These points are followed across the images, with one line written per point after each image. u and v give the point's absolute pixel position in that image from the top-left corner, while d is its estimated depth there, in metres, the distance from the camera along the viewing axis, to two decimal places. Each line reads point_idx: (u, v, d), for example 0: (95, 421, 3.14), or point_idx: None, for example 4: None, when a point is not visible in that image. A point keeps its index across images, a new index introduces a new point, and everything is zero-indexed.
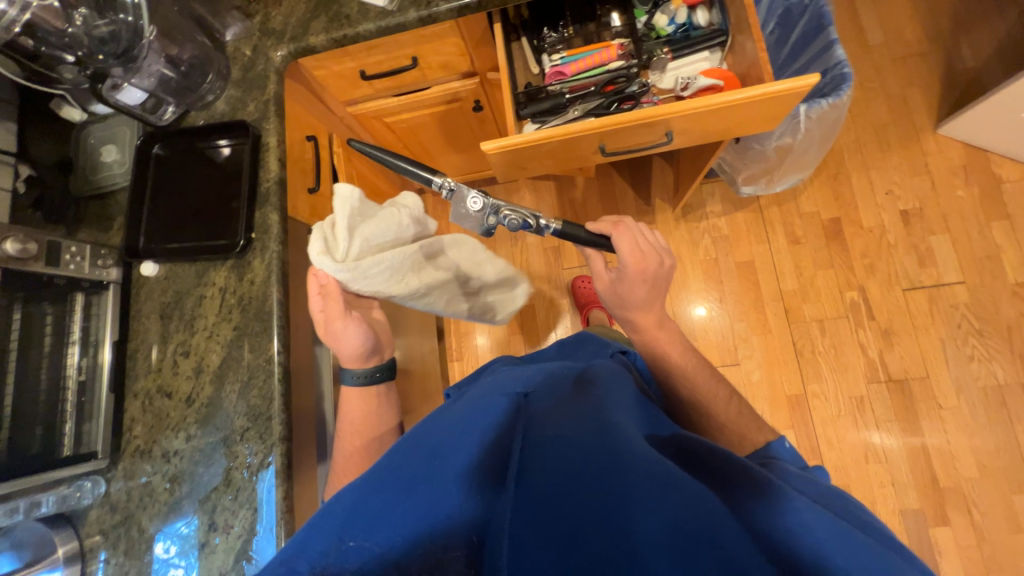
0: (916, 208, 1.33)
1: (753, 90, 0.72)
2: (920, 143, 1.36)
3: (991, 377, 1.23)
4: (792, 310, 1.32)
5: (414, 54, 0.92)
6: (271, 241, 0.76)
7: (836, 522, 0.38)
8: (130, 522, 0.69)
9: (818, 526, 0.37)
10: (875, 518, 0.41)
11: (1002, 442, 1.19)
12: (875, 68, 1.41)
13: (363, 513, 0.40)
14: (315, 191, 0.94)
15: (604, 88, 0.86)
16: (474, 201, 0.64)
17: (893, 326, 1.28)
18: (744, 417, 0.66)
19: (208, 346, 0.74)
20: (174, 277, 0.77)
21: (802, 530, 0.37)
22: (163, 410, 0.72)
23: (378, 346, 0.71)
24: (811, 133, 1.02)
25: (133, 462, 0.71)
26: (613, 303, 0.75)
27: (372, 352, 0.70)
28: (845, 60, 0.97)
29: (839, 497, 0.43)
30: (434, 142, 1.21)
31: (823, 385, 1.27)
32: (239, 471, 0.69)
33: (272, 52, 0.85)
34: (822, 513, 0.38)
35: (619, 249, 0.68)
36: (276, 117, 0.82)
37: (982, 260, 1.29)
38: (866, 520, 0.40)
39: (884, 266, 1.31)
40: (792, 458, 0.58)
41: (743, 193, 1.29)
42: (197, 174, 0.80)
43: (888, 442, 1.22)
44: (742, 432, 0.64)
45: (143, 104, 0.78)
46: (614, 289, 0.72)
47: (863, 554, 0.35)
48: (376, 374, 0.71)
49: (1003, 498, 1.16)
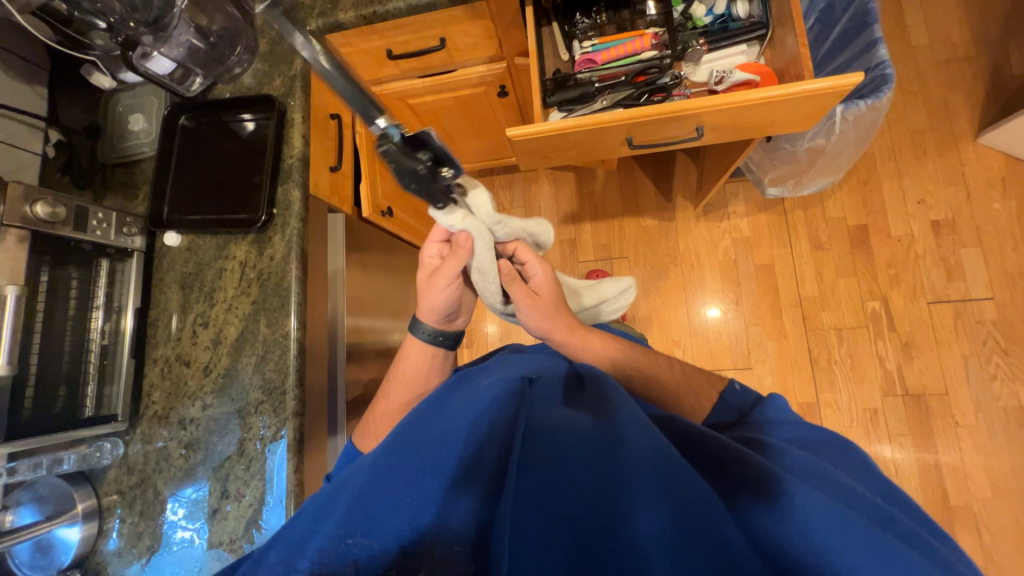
0: (948, 218, 1.29)
1: (788, 88, 0.70)
2: (958, 152, 1.31)
3: (1013, 398, 1.19)
4: (810, 317, 1.30)
5: (441, 35, 0.91)
6: (292, 218, 0.76)
7: (832, 506, 0.36)
8: (146, 485, 0.71)
9: (817, 519, 0.35)
10: (861, 488, 0.39)
11: (1018, 464, 1.16)
12: (916, 70, 1.36)
13: (367, 497, 0.41)
14: (337, 170, 0.92)
15: (635, 79, 0.83)
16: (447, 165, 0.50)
17: (914, 339, 1.25)
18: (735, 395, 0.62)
19: (226, 319, 0.75)
20: (195, 249, 0.78)
21: (800, 528, 0.35)
22: (181, 378, 0.74)
23: (452, 314, 0.68)
24: (846, 135, 0.99)
25: (150, 427, 0.73)
26: (535, 326, 0.66)
27: (454, 316, 0.68)
28: (888, 60, 0.93)
29: (830, 473, 0.41)
30: (456, 126, 1.20)
31: (837, 395, 1.25)
32: (252, 443, 0.70)
33: (301, 26, 0.84)
34: (818, 498, 0.37)
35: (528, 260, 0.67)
36: (302, 94, 0.81)
37: (1013, 277, 1.24)
38: (862, 492, 0.39)
39: (909, 277, 1.28)
40: None
41: (768, 193, 1.27)
42: (221, 148, 0.80)
43: (899, 456, 1.20)
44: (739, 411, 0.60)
45: (172, 75, 0.79)
46: (548, 312, 0.65)
47: (859, 543, 0.34)
48: (443, 337, 0.68)
49: (1015, 520, 1.13)
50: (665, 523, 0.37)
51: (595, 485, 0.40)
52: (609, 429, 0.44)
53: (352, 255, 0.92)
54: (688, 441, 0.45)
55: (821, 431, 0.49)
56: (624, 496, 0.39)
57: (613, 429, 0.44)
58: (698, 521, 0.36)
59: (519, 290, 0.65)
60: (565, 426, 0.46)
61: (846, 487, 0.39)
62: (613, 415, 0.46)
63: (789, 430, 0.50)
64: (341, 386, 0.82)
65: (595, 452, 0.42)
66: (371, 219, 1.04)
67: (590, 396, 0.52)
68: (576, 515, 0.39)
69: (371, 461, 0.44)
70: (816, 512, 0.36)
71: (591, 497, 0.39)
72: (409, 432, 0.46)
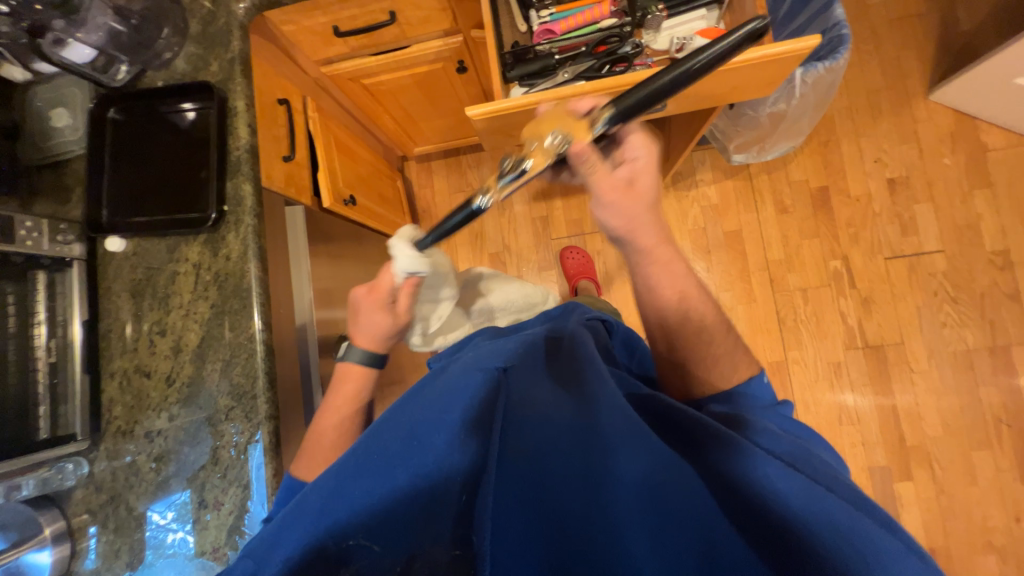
0: (903, 175, 1.33)
1: (749, 53, 0.69)
2: (911, 109, 1.35)
3: (961, 342, 1.27)
4: (776, 279, 1.34)
5: (390, 8, 0.85)
6: (245, 214, 0.72)
7: (803, 479, 0.37)
8: (118, 501, 0.68)
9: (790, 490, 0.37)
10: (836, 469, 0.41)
11: (965, 403, 1.25)
12: (871, 29, 1.37)
13: (339, 496, 0.40)
14: (291, 159, 0.87)
15: (595, 49, 0.81)
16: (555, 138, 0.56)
17: (872, 294, 1.31)
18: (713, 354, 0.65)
19: (186, 325, 0.71)
20: (144, 253, 0.73)
21: (772, 495, 0.37)
22: (143, 390, 0.70)
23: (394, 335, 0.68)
24: (806, 99, 1.00)
25: (115, 443, 0.70)
26: (616, 224, 0.61)
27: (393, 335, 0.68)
28: (844, 20, 0.93)
29: (804, 454, 0.42)
30: (416, 106, 1.16)
31: (803, 352, 1.31)
32: (226, 450, 0.68)
33: (233, 4, 0.77)
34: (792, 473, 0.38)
35: (636, 147, 0.62)
36: (243, 78, 0.76)
37: (962, 228, 1.30)
38: (833, 471, 0.41)
39: (868, 235, 1.33)
40: (766, 396, 0.60)
41: (733, 160, 1.29)
42: (160, 142, 0.75)
43: (861, 404, 1.27)
44: (734, 363, 0.63)
45: (93, 63, 0.72)
46: (633, 211, 0.60)
47: (829, 511, 0.35)
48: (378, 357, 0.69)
49: (963, 454, 1.23)
50: (637, 504, 0.39)
51: (574, 473, 0.41)
52: (587, 413, 0.45)
53: (317, 247, 0.88)
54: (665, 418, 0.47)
55: (808, 432, 0.51)
56: (601, 482, 0.40)
57: (590, 416, 0.44)
58: (672, 503, 0.38)
59: (610, 180, 0.59)
60: (543, 413, 0.46)
61: (826, 470, 0.40)
62: (591, 397, 0.46)
63: (776, 420, 0.53)
64: (316, 384, 0.80)
65: (572, 441, 0.43)
66: (333, 209, 0.99)
67: (567, 375, 0.52)
68: (555, 507, 0.40)
69: (344, 459, 0.43)
70: (791, 490, 0.37)
71: (569, 484, 0.41)
72: (382, 426, 0.45)
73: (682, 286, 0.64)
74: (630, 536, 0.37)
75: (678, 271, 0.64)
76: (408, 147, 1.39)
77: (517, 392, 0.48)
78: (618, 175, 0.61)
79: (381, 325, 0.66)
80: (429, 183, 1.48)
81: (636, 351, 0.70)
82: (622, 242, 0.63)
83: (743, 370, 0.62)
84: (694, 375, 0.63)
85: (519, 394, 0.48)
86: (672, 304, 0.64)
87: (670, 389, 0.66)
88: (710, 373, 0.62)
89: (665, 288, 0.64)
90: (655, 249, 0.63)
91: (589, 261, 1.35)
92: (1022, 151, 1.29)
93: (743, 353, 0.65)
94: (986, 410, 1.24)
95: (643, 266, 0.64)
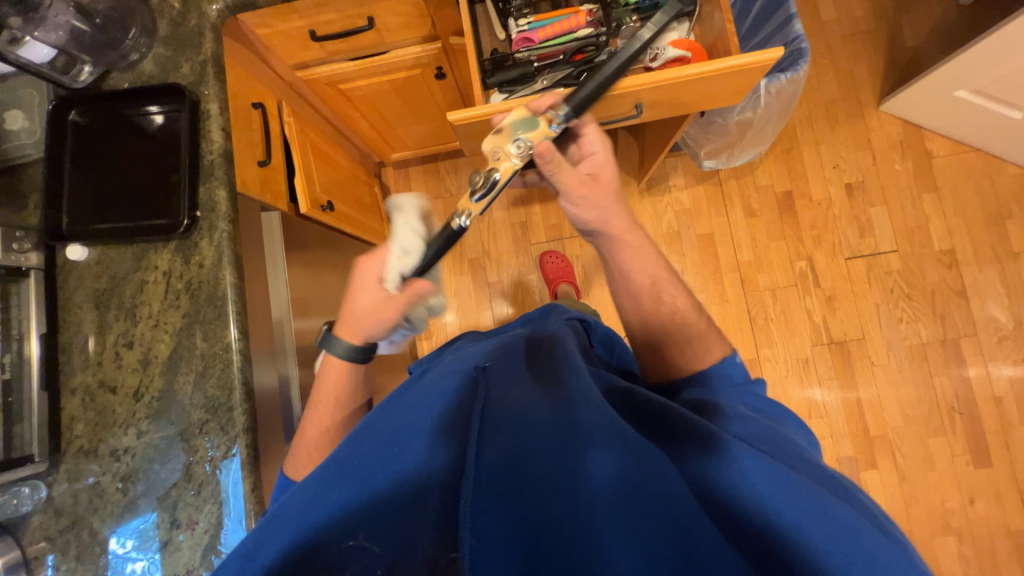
0: (859, 180, 1.42)
1: (718, 64, 0.73)
2: (864, 119, 1.44)
3: (916, 336, 1.35)
4: (747, 280, 1.40)
5: (368, 14, 0.85)
6: (219, 219, 0.70)
7: (772, 463, 0.39)
8: (80, 526, 0.64)
9: (759, 475, 0.38)
10: (805, 451, 0.43)
11: (922, 394, 1.33)
12: (826, 44, 1.46)
13: (319, 504, 0.40)
14: (266, 164, 0.85)
15: (573, 57, 0.83)
16: (516, 145, 0.59)
17: (835, 293, 1.38)
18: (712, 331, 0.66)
19: (155, 336, 0.68)
20: (108, 261, 0.70)
21: (743, 483, 0.38)
22: (108, 406, 0.67)
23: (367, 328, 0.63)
24: (770, 107, 1.05)
25: (78, 463, 0.65)
26: (591, 216, 0.66)
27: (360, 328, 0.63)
28: (803, 34, 0.99)
29: (774, 436, 0.43)
30: (393, 111, 1.15)
31: (774, 349, 1.37)
32: (200, 466, 0.65)
33: (206, 6, 0.75)
34: (762, 457, 0.40)
35: (591, 139, 0.66)
36: (216, 80, 0.74)
37: (913, 230, 1.39)
38: (801, 453, 0.43)
39: (829, 237, 1.40)
40: (738, 375, 0.61)
41: (704, 165, 1.34)
42: (127, 145, 0.72)
43: (828, 397, 1.34)
44: (707, 344, 0.64)
45: (52, 63, 0.69)
46: (600, 202, 0.66)
47: (797, 495, 0.37)
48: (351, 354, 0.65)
49: (921, 442, 1.31)
50: (614, 497, 0.39)
51: (552, 470, 0.41)
52: (565, 411, 0.45)
53: (294, 254, 0.86)
54: (641, 411, 0.47)
55: (782, 411, 0.54)
56: (579, 478, 0.41)
57: (569, 415, 0.45)
58: (649, 495, 0.39)
59: (577, 176, 0.64)
60: (521, 413, 0.46)
61: (795, 453, 0.42)
62: (570, 397, 0.47)
63: (748, 401, 0.55)
64: (295, 394, 0.78)
65: (552, 440, 0.43)
66: (310, 215, 0.97)
67: (546, 375, 0.53)
68: (538, 504, 0.40)
69: (320, 470, 0.42)
70: (761, 476, 0.38)
71: (546, 483, 0.41)
72: (361, 433, 0.44)
73: (653, 271, 0.68)
74: (609, 530, 0.38)
75: (647, 256, 0.69)
76: (385, 153, 1.38)
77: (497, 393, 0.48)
78: (581, 173, 0.65)
79: (363, 306, 0.62)
80: (407, 190, 1.47)
81: (616, 351, 0.71)
82: (597, 233, 0.68)
83: (716, 350, 0.64)
84: (672, 358, 0.65)
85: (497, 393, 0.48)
86: (644, 288, 0.68)
87: (650, 375, 0.68)
88: (684, 354, 0.64)
89: (636, 273, 0.68)
90: (632, 233, 0.68)
91: (569, 265, 1.37)
92: (963, 158, 1.40)
93: (715, 334, 0.66)
94: (940, 400, 1.32)
95: (619, 251, 0.68)
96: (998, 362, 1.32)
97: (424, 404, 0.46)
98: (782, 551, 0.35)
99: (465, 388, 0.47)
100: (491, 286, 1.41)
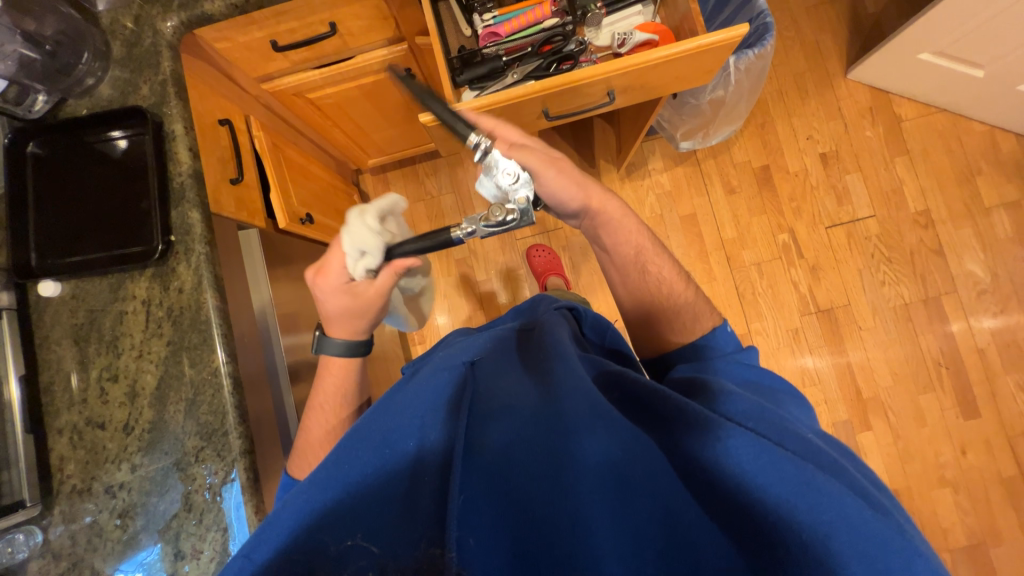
0: (833, 150, 1.44)
1: (685, 44, 0.73)
2: (833, 89, 1.45)
3: (899, 297, 1.38)
4: (733, 257, 1.41)
5: (330, 19, 0.83)
6: (195, 242, 0.68)
7: (759, 440, 0.39)
8: (80, 568, 0.62)
9: (747, 453, 0.38)
10: (796, 425, 0.42)
11: (910, 354, 1.36)
12: (791, 17, 1.47)
13: (314, 513, 0.39)
14: (239, 182, 0.83)
15: (541, 49, 0.83)
16: (507, 173, 0.59)
17: (819, 262, 1.40)
18: (700, 302, 0.67)
19: (140, 367, 0.66)
20: (84, 294, 0.68)
21: (730, 460, 0.38)
22: (98, 442, 0.65)
23: (359, 320, 0.65)
24: (741, 84, 1.06)
25: (72, 504, 0.64)
26: (566, 191, 0.65)
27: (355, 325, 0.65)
28: (766, 9, 1.00)
29: (763, 411, 0.43)
30: (366, 117, 1.14)
31: (764, 323, 1.39)
32: (200, 494, 0.64)
33: (160, 23, 0.73)
34: (751, 435, 0.39)
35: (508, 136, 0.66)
36: (178, 100, 0.72)
37: (888, 194, 1.42)
38: (789, 424, 0.42)
39: (809, 208, 1.42)
40: (730, 344, 0.62)
41: (681, 147, 1.35)
42: (92, 175, 0.69)
43: (819, 364, 1.37)
44: (696, 314, 0.65)
45: (4, 95, 0.67)
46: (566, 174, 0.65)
47: (782, 469, 0.37)
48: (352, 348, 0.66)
49: (912, 399, 1.34)
50: (602, 479, 0.39)
51: (541, 457, 0.41)
52: (551, 399, 0.45)
53: (277, 269, 0.84)
54: (633, 396, 0.46)
55: (778, 382, 0.54)
56: (567, 466, 0.40)
57: (556, 404, 0.44)
58: (635, 475, 0.39)
59: (539, 154, 0.63)
60: (508, 405, 0.45)
61: (785, 426, 0.41)
62: (556, 386, 0.47)
63: (738, 372, 0.55)
64: (291, 411, 0.77)
65: (540, 428, 0.43)
66: (289, 229, 0.96)
67: (536, 365, 0.53)
68: (526, 493, 0.39)
69: (311, 476, 0.41)
70: (749, 455, 0.38)
71: (537, 470, 0.40)
72: (352, 438, 0.44)
73: (636, 241, 0.69)
74: (595, 513, 0.38)
75: (629, 227, 0.69)
76: (361, 160, 1.37)
77: (484, 387, 0.48)
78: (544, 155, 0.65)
79: (346, 306, 0.63)
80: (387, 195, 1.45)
81: (608, 333, 0.69)
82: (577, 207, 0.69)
83: (706, 321, 0.64)
84: (661, 331, 0.66)
85: (484, 388, 0.48)
86: (629, 259, 0.69)
87: (643, 350, 0.70)
88: (674, 325, 0.65)
89: (620, 245, 0.69)
90: (615, 203, 0.69)
91: (556, 257, 1.37)
92: (931, 119, 1.42)
93: (704, 305, 0.67)
94: (927, 357, 1.36)
95: (600, 227, 0.69)
96: (978, 315, 1.36)
97: (413, 403, 0.46)
98: (762, 523, 0.36)
99: (453, 387, 0.47)
100: (481, 284, 1.41)
